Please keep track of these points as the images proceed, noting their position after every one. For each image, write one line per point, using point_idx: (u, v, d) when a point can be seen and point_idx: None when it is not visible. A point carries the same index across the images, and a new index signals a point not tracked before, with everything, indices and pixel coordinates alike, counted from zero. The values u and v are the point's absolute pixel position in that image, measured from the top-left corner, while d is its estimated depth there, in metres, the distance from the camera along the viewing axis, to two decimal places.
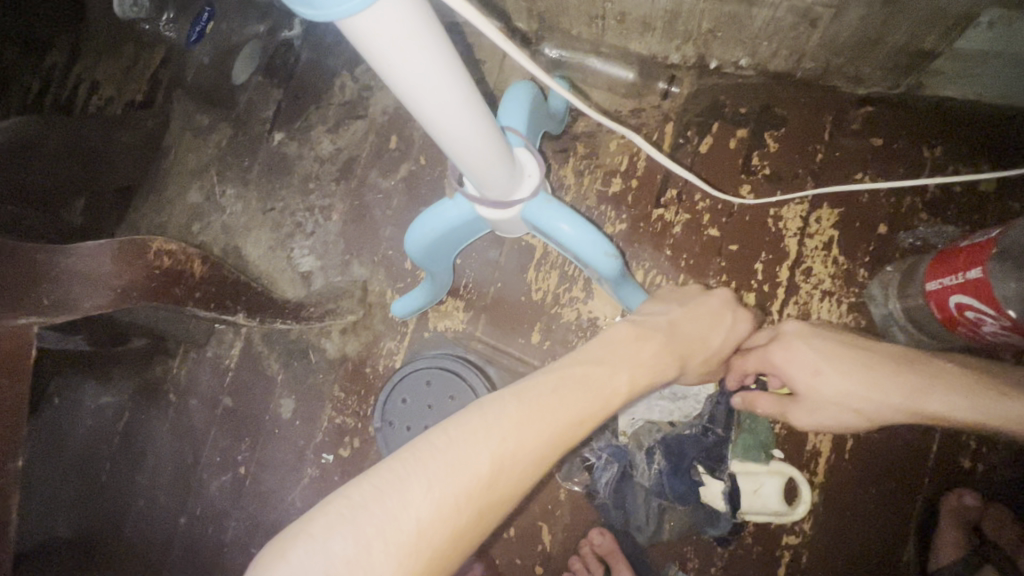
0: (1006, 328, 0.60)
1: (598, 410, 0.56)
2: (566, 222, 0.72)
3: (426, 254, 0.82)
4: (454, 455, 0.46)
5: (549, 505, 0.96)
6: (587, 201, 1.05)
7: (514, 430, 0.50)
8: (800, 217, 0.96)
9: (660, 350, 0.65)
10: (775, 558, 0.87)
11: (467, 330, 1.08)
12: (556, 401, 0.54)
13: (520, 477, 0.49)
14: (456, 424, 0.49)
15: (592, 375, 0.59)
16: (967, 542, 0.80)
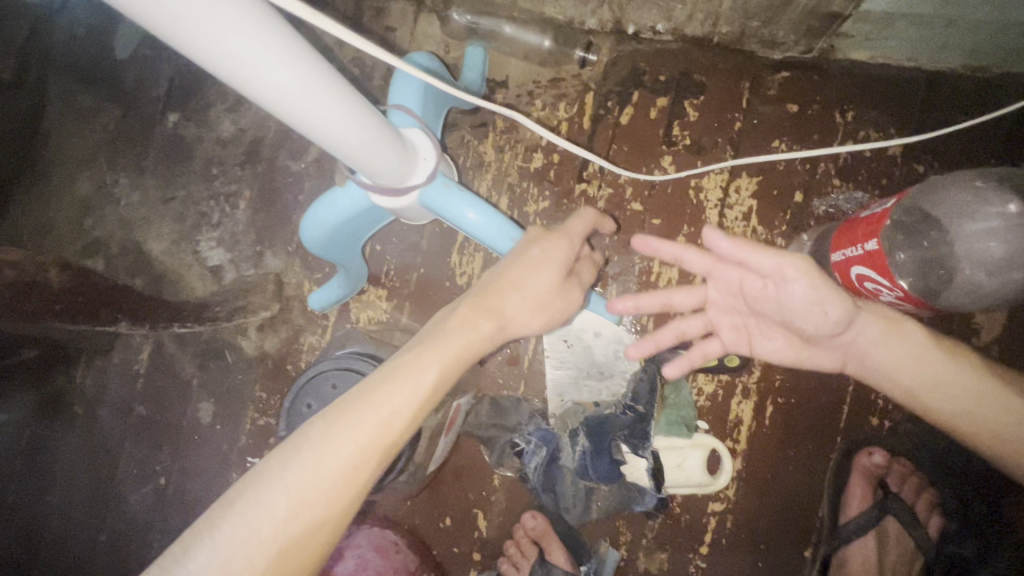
0: (900, 298, 0.60)
1: (398, 411, 0.55)
2: (469, 208, 0.68)
3: (328, 246, 0.77)
4: (239, 525, 0.49)
5: (484, 492, 0.94)
6: (508, 178, 1.00)
7: (294, 479, 0.51)
8: (720, 187, 0.95)
9: (467, 326, 0.62)
10: (702, 525, 0.89)
11: (392, 319, 1.04)
12: (344, 421, 0.54)
13: (324, 504, 0.52)
14: (240, 489, 0.51)
15: (393, 377, 0.57)
16: (873, 496, 0.86)
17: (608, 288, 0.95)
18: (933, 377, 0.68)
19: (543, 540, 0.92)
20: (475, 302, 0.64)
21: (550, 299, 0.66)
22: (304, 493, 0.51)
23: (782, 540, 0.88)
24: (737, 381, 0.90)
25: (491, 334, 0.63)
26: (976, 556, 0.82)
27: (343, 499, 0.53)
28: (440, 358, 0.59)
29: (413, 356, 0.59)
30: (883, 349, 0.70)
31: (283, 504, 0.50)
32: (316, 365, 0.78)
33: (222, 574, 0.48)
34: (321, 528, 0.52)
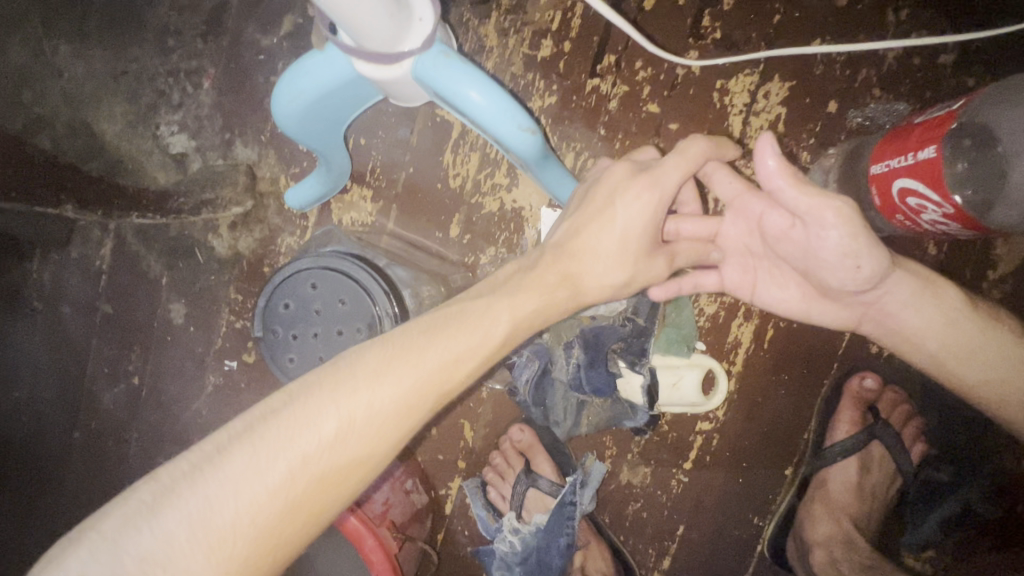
0: (945, 215, 0.58)
1: (470, 353, 0.53)
2: (473, 87, 0.58)
3: (303, 125, 0.66)
4: (279, 434, 0.43)
5: (471, 404, 0.92)
6: (512, 68, 0.88)
7: (349, 390, 0.46)
8: (748, 91, 0.85)
9: (542, 281, 0.60)
10: (688, 443, 0.90)
11: (377, 223, 0.96)
12: (416, 354, 0.50)
13: (378, 433, 0.47)
14: (288, 392, 0.46)
15: (466, 322, 0.55)
16: (863, 420, 0.86)
17: None
18: (951, 342, 0.69)
19: (530, 451, 0.92)
20: (552, 256, 0.62)
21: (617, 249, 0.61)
22: (361, 409, 0.46)
23: (765, 459, 0.89)
24: (740, 303, 0.86)
25: (565, 289, 0.61)
26: (951, 480, 0.85)
27: (394, 434, 0.48)
28: (513, 307, 0.57)
29: (485, 300, 0.57)
30: (915, 314, 0.69)
31: (337, 415, 0.45)
32: (293, 263, 0.71)
33: (250, 488, 0.41)
34: (369, 460, 0.46)
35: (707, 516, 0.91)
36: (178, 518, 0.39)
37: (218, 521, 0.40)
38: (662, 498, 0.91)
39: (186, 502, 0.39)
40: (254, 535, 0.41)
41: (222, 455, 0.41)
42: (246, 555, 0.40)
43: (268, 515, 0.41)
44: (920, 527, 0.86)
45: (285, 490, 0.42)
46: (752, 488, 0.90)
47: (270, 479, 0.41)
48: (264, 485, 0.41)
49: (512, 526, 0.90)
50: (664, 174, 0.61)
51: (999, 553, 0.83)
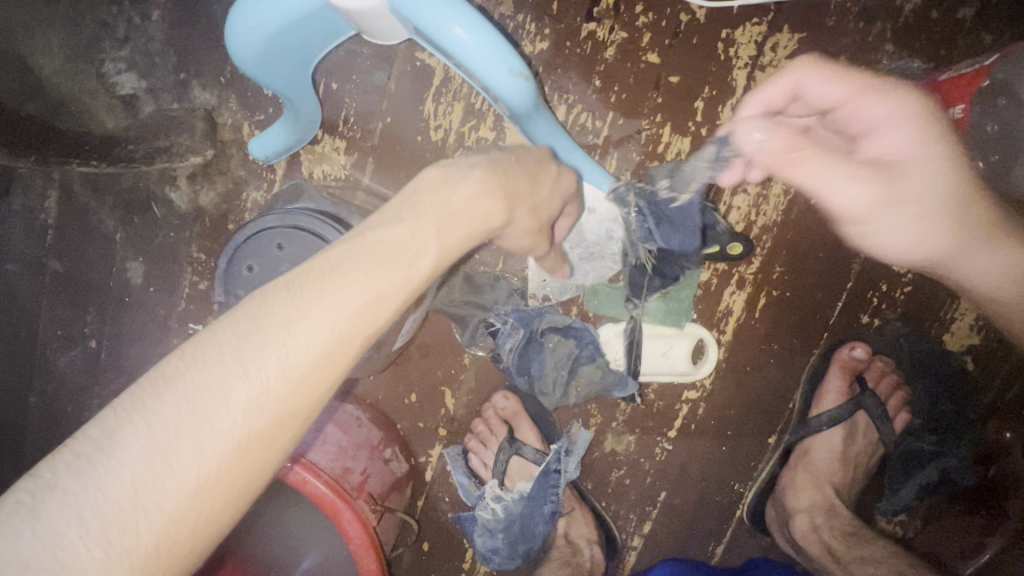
0: None
1: (401, 277, 0.45)
2: (457, 22, 0.50)
3: (264, 64, 0.59)
4: (174, 407, 0.35)
5: (453, 369, 0.90)
6: (501, 7, 0.80)
7: (255, 351, 0.38)
8: (755, 42, 0.79)
9: (472, 202, 0.52)
10: (674, 411, 0.89)
11: (352, 177, 0.89)
12: (332, 284, 0.42)
13: (298, 391, 0.40)
14: (182, 358, 0.38)
15: (393, 237, 0.46)
16: (850, 390, 0.85)
17: (607, 157, 0.83)
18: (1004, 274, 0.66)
19: (514, 420, 0.90)
20: (480, 179, 0.54)
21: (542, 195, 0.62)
22: (274, 373, 0.38)
23: (750, 426, 0.89)
24: (734, 270, 0.84)
25: (496, 216, 0.54)
26: (935, 449, 0.85)
27: (319, 385, 0.41)
28: (439, 232, 0.49)
29: (404, 222, 0.47)
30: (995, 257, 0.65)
31: (244, 385, 0.37)
32: (257, 221, 0.64)
33: (148, 474, 0.34)
34: (293, 419, 0.40)
35: (690, 482, 0.92)
36: (67, 514, 0.32)
37: (115, 512, 0.33)
38: (645, 465, 0.91)
39: (63, 505, 0.32)
40: (166, 523, 0.35)
41: (111, 441, 0.34)
42: (160, 545, 0.34)
43: (179, 503, 0.35)
44: (899, 493, 0.86)
45: (196, 472, 0.35)
46: (734, 455, 0.90)
47: (178, 465, 0.35)
48: (169, 473, 0.35)
49: (495, 494, 0.88)
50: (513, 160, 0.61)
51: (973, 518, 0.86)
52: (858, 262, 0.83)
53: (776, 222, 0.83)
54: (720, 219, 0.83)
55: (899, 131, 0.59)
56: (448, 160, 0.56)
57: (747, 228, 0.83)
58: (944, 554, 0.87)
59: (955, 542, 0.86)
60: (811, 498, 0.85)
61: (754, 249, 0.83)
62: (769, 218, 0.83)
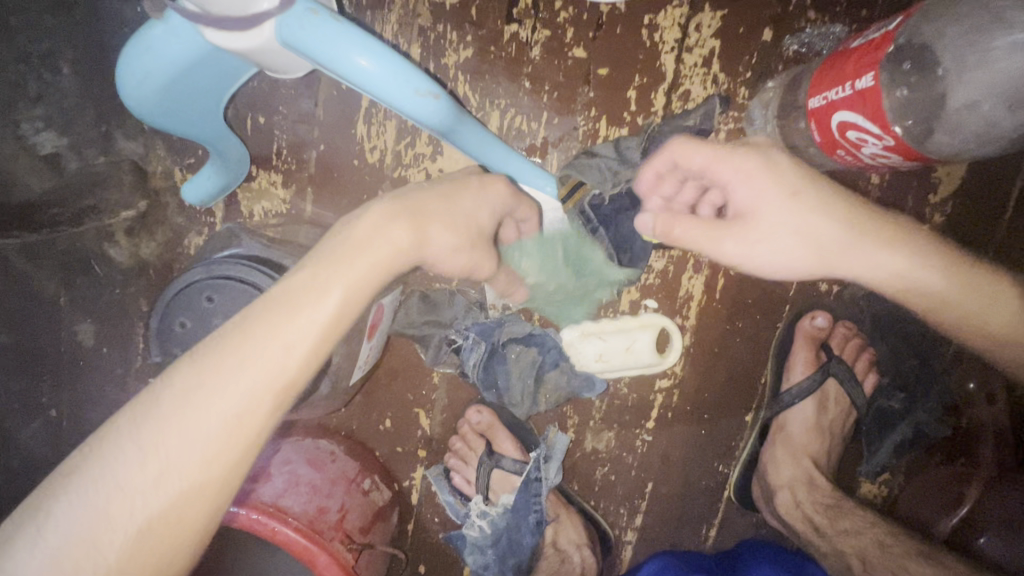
0: (887, 147, 0.55)
1: (307, 325, 0.48)
2: (357, 50, 0.48)
3: (165, 109, 0.57)
4: (118, 460, 0.42)
5: (424, 391, 0.89)
6: (419, 19, 0.79)
7: (176, 412, 0.44)
8: (679, 24, 0.78)
9: (378, 235, 0.53)
10: (649, 402, 0.89)
11: (294, 210, 0.87)
12: (241, 344, 0.46)
13: (223, 443, 0.45)
14: (103, 430, 0.44)
15: (298, 286, 0.49)
16: (817, 360, 0.86)
17: (548, 158, 0.82)
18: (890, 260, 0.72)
19: (491, 432, 0.89)
20: (392, 208, 0.55)
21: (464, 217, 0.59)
22: (191, 431, 0.44)
23: (726, 405, 0.89)
24: (688, 255, 0.84)
25: (403, 248, 0.54)
26: (903, 408, 0.87)
27: (241, 437, 0.46)
28: (348, 274, 0.50)
29: (308, 269, 0.51)
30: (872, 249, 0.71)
31: (166, 445, 0.43)
32: (185, 273, 0.62)
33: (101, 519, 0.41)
34: (221, 469, 0.45)
35: (674, 470, 0.92)
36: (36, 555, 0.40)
37: (75, 549, 0.41)
38: (627, 459, 0.91)
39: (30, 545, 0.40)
40: (122, 556, 0.42)
41: (71, 490, 0.42)
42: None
43: (131, 539, 0.42)
44: (876, 454, 0.88)
45: (125, 530, 0.42)
46: (714, 437, 0.90)
47: (123, 510, 0.42)
48: (115, 517, 0.42)
49: (480, 510, 0.88)
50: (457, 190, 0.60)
51: (952, 469, 0.85)
52: None
53: None
54: None
55: (753, 184, 0.68)
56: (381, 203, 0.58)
57: None
58: (927, 513, 0.84)
59: (937, 496, 0.85)
60: (794, 471, 0.86)
61: None
62: None
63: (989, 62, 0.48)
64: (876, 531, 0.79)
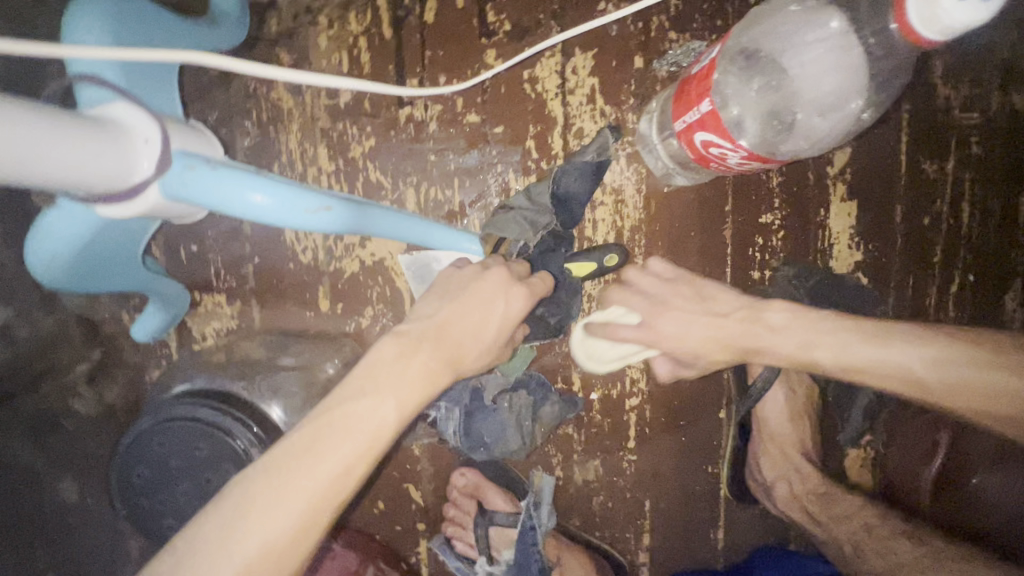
0: (743, 155, 0.61)
1: (364, 455, 0.55)
2: (249, 189, 0.52)
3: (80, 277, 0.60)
4: (192, 574, 0.48)
5: (408, 465, 0.91)
6: (319, 123, 0.85)
7: (242, 531, 0.50)
8: (556, 71, 0.84)
9: (422, 370, 0.59)
10: (625, 423, 0.91)
11: (244, 324, 0.90)
12: (305, 469, 0.52)
13: (283, 560, 0.51)
14: (186, 535, 0.50)
15: (356, 414, 0.55)
16: None
17: (469, 220, 0.86)
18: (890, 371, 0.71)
19: (480, 490, 0.90)
20: (425, 331, 0.62)
21: (491, 320, 0.64)
22: (253, 554, 0.49)
23: (697, 408, 0.91)
24: (622, 276, 0.87)
25: (440, 372, 0.61)
26: None
27: (299, 552, 0.52)
28: (399, 402, 0.57)
29: (366, 396, 0.56)
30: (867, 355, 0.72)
31: (233, 562, 0.49)
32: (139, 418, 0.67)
33: None
34: None
35: (666, 483, 0.93)
36: None
37: None
38: (619, 483, 0.93)
39: None
40: None
41: None
42: None
43: None
44: (850, 421, 0.89)
45: None
46: (695, 442, 0.92)
47: None
48: None
49: (486, 571, 0.88)
50: (480, 288, 0.64)
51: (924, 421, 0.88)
52: (728, 229, 0.87)
53: (641, 220, 0.86)
54: (592, 235, 0.87)
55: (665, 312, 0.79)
56: (403, 324, 0.63)
57: (618, 235, 0.86)
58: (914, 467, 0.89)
59: (917, 448, 0.89)
60: (784, 468, 0.89)
61: (632, 252, 0.87)
62: (633, 219, 0.86)
63: (808, 56, 0.62)
64: (863, 515, 0.85)
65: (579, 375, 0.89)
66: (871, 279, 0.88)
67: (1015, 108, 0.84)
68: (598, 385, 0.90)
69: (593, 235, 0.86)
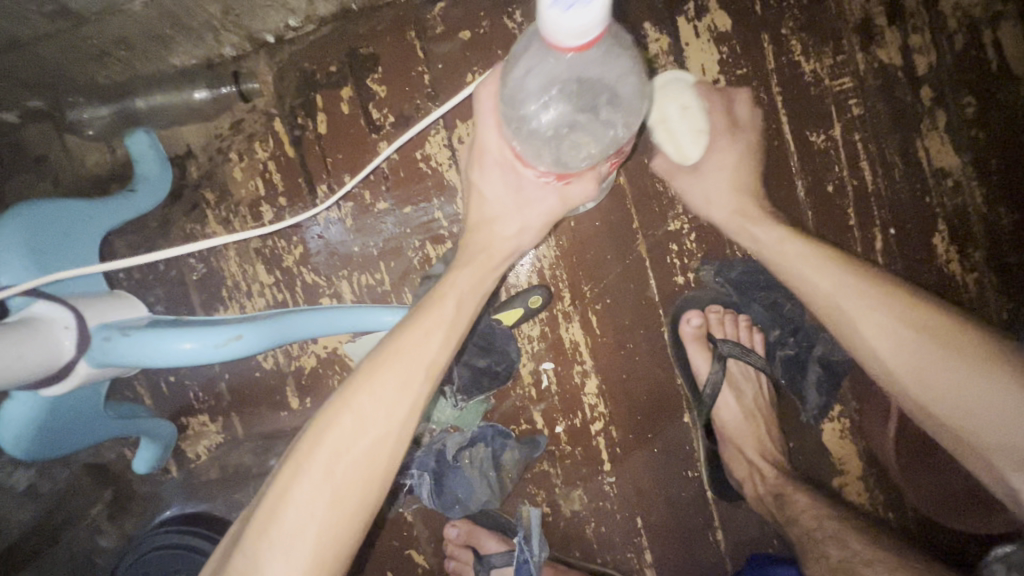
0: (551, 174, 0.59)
1: (411, 383, 0.60)
2: (176, 339, 0.61)
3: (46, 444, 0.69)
4: (279, 526, 0.55)
5: (404, 533, 0.95)
6: (252, 243, 0.94)
7: (317, 478, 0.56)
8: (444, 145, 0.90)
9: (451, 304, 0.65)
10: (595, 448, 0.94)
11: (229, 436, 0.98)
12: (363, 408, 0.58)
13: (360, 498, 0.57)
14: (268, 500, 0.57)
15: (400, 353, 0.60)
16: (710, 349, 0.92)
17: (403, 295, 0.93)
18: (996, 406, 0.66)
19: (474, 537, 0.95)
20: (457, 265, 0.69)
21: (514, 216, 0.68)
22: (328, 498, 0.56)
23: (662, 418, 0.93)
24: (555, 311, 0.91)
25: (463, 292, 0.67)
26: (803, 349, 0.92)
27: (368, 491, 0.57)
28: (437, 331, 0.63)
29: (407, 332, 0.62)
30: (902, 348, 0.71)
31: (309, 509, 0.55)
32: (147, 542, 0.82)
33: None
34: (353, 520, 0.57)
35: (652, 496, 0.94)
36: None
37: None
38: (607, 507, 0.95)
39: None
40: None
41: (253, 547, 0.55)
42: None
43: None
44: (808, 399, 0.92)
45: None
46: (669, 450, 0.94)
47: None
48: None
49: None
50: (492, 203, 0.69)
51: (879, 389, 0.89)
52: (643, 243, 0.90)
53: (558, 256, 0.90)
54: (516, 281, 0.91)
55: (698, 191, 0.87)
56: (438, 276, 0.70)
57: (541, 274, 0.91)
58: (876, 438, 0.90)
59: (877, 418, 0.90)
60: (762, 473, 0.89)
61: (558, 287, 0.91)
62: (551, 256, 0.90)
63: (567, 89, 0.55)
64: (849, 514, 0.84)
65: (539, 413, 0.93)
66: None
67: (883, 63, 0.86)
68: (560, 418, 0.93)
69: (517, 281, 0.91)
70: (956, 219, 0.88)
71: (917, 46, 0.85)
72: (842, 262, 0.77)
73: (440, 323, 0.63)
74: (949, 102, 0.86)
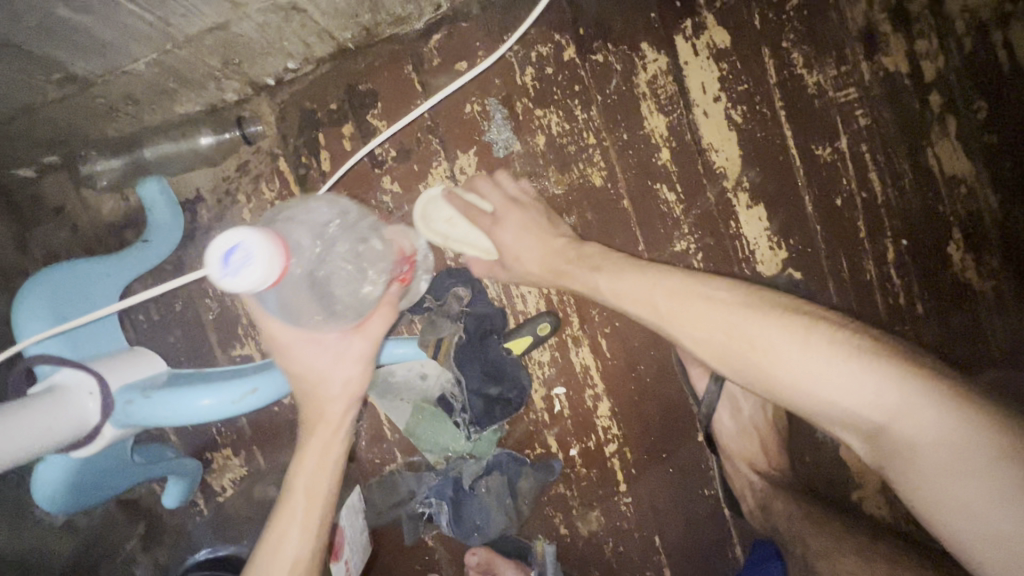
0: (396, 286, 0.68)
1: (309, 508, 0.66)
2: (195, 398, 0.65)
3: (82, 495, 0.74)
4: None
5: (426, 557, 0.97)
6: None
7: None
8: (446, 177, 0.91)
9: (320, 430, 0.67)
10: (611, 469, 0.94)
11: (252, 469, 1.00)
12: (274, 545, 0.64)
13: None
14: None
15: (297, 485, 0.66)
16: None
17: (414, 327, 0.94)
18: (917, 424, 0.54)
19: (493, 563, 0.95)
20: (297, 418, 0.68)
21: (323, 378, 0.66)
22: None
23: (676, 437, 0.93)
24: (564, 336, 0.92)
25: (332, 415, 0.67)
26: None
27: None
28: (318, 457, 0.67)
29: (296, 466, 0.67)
30: (804, 363, 0.58)
31: None
32: None
33: None
34: None
35: (669, 515, 0.95)
36: None
37: None
38: (624, 526, 0.95)
39: None
40: None
41: None
42: None
43: None
44: None
45: None
46: (685, 469, 0.94)
47: None
48: None
49: None
50: (301, 370, 0.66)
51: None
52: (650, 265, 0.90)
53: None
54: (524, 308, 0.92)
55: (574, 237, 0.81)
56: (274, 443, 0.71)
57: (548, 300, 0.91)
58: None
59: None
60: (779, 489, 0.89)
61: (566, 312, 0.91)
62: None
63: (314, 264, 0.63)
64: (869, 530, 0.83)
65: (553, 437, 0.94)
66: (804, 272, 0.88)
67: (889, 71, 0.84)
68: (574, 441, 0.94)
69: (526, 308, 0.91)
70: (971, 227, 0.86)
71: (925, 52, 0.83)
72: (771, 303, 0.64)
73: (315, 450, 0.67)
74: (959, 107, 0.84)
